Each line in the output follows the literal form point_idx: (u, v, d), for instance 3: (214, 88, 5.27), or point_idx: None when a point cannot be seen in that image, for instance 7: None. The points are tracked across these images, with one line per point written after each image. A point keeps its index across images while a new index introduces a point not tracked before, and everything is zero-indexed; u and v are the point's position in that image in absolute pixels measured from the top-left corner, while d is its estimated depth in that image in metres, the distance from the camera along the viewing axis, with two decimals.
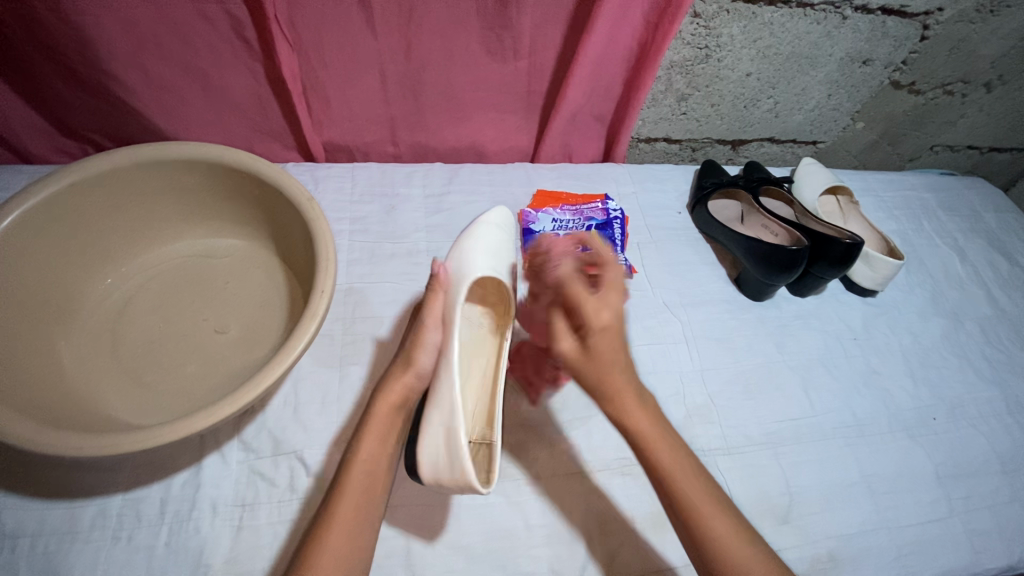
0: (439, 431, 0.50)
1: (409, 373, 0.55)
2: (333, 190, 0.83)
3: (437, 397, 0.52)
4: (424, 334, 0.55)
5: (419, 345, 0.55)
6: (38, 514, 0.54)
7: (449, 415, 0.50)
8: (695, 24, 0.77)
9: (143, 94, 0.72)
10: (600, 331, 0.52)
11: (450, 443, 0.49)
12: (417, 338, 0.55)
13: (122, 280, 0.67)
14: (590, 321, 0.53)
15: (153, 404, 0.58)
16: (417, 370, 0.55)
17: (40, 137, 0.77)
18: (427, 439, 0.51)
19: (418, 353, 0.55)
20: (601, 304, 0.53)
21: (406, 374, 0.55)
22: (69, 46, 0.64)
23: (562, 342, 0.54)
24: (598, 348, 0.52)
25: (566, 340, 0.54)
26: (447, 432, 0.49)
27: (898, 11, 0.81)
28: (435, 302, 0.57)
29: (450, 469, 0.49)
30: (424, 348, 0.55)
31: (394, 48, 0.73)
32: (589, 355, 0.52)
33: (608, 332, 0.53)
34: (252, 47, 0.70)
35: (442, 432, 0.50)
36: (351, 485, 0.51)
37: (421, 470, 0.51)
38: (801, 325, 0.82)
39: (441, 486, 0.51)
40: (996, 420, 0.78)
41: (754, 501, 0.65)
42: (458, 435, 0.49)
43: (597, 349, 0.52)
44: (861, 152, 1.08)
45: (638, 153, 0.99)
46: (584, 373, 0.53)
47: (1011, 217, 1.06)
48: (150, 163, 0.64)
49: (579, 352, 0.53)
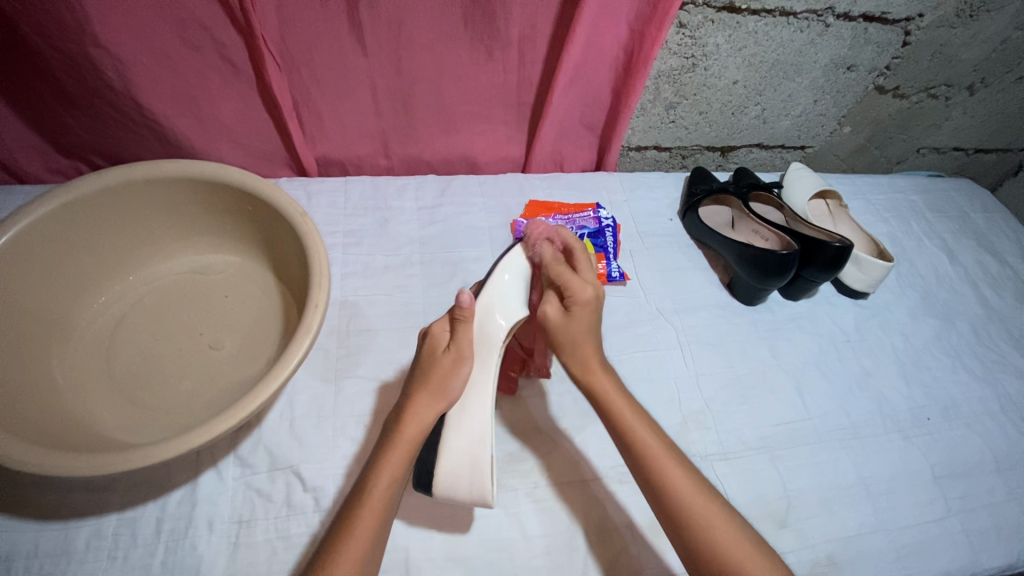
0: (464, 451, 0.53)
1: (443, 402, 0.54)
2: (326, 205, 0.83)
3: (463, 418, 0.55)
4: (461, 366, 0.55)
5: (456, 376, 0.54)
6: (33, 536, 0.54)
7: (478, 439, 0.54)
8: (681, 34, 0.78)
9: (134, 114, 0.72)
10: (585, 304, 0.56)
11: (473, 459, 0.53)
12: (452, 368, 0.54)
13: (113, 301, 0.67)
14: (576, 294, 0.56)
15: (148, 422, 0.58)
16: (450, 397, 0.54)
17: (34, 157, 0.77)
18: (448, 453, 0.54)
19: (452, 382, 0.54)
20: (584, 281, 0.57)
21: (438, 403, 0.53)
22: (59, 70, 0.65)
23: (546, 308, 0.58)
24: (580, 316, 0.56)
25: (551, 306, 0.58)
26: (472, 454, 0.53)
27: (880, 18, 0.82)
28: (467, 333, 0.56)
29: (469, 487, 0.53)
30: (459, 378, 0.55)
31: (384, 64, 0.73)
32: (570, 318, 0.56)
33: (589, 307, 0.56)
34: (240, 69, 0.71)
35: (466, 453, 0.53)
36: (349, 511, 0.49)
37: (436, 488, 0.54)
38: (793, 329, 0.83)
39: (452, 498, 0.54)
40: (990, 419, 0.78)
41: (753, 506, 0.65)
42: (480, 457, 0.53)
43: (574, 316, 0.56)
44: (849, 156, 1.09)
45: (628, 161, 1.00)
46: (561, 336, 0.56)
47: (998, 216, 1.07)
48: (143, 180, 0.65)
49: (561, 316, 0.56)
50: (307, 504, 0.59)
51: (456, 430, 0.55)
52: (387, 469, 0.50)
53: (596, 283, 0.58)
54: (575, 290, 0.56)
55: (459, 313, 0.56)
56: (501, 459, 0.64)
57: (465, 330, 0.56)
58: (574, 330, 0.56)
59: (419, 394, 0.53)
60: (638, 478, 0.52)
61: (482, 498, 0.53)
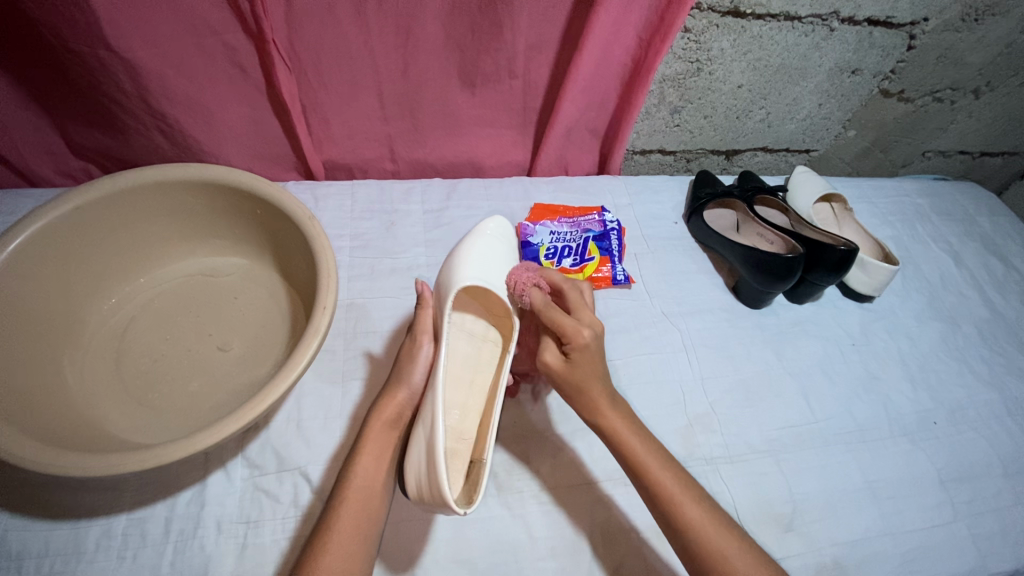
0: (422, 445, 0.50)
1: (404, 388, 0.56)
2: (333, 208, 0.84)
3: (423, 410, 0.53)
4: (417, 349, 0.58)
5: (411, 360, 0.57)
6: (43, 535, 0.55)
7: (430, 426, 0.50)
8: (686, 38, 0.78)
9: (145, 119, 0.73)
10: (585, 349, 0.55)
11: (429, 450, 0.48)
12: (409, 354, 0.58)
13: (123, 301, 0.68)
14: (573, 339, 0.55)
15: (158, 423, 0.58)
16: (411, 384, 0.56)
17: (46, 160, 0.78)
18: (414, 447, 0.51)
19: (410, 367, 0.57)
20: (580, 323, 0.56)
21: (399, 389, 0.56)
22: (73, 74, 0.66)
23: (546, 357, 0.56)
24: (581, 361, 0.55)
25: (550, 354, 0.57)
26: (426, 446, 0.49)
27: (885, 22, 0.83)
28: (424, 317, 0.59)
29: (428, 485, 0.48)
30: (417, 363, 0.57)
31: (391, 68, 0.74)
32: (572, 366, 0.55)
33: (588, 350, 0.55)
34: (250, 73, 0.72)
35: (422, 446, 0.50)
36: (354, 513, 0.49)
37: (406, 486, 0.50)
38: (799, 332, 0.83)
39: (422, 499, 0.49)
40: (997, 422, 0.78)
41: (758, 509, 0.65)
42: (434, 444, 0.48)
43: (576, 361, 0.55)
44: (854, 159, 1.09)
45: (633, 165, 1.01)
46: (567, 384, 0.55)
47: (1005, 220, 1.07)
48: (153, 184, 0.65)
49: (563, 364, 0.56)
50: (313, 505, 0.59)
51: (423, 422, 0.52)
52: (363, 464, 0.53)
53: (591, 322, 0.57)
54: (571, 335, 0.55)
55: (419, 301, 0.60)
56: (506, 461, 0.64)
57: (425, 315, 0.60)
58: (578, 377, 0.55)
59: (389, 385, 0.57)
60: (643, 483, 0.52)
61: (440, 496, 0.47)
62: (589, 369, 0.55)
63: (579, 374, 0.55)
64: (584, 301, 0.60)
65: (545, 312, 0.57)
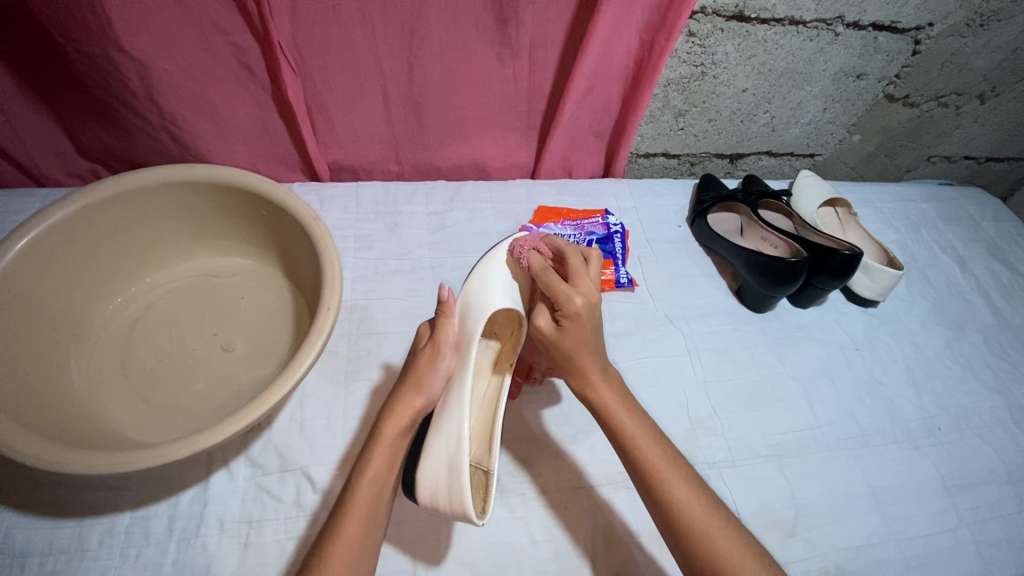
0: (443, 456, 0.51)
1: (422, 396, 0.55)
2: (338, 209, 0.84)
3: (445, 421, 0.53)
4: (438, 360, 0.57)
5: (433, 370, 0.56)
6: (47, 532, 0.55)
7: (456, 440, 0.50)
8: (690, 42, 0.78)
9: (153, 120, 0.74)
10: (576, 315, 0.54)
11: (454, 464, 0.49)
12: (429, 363, 0.57)
13: (129, 301, 0.68)
14: (565, 305, 0.55)
15: (162, 422, 0.59)
16: (429, 393, 0.56)
17: (54, 160, 0.79)
18: (430, 458, 0.51)
19: (428, 376, 0.56)
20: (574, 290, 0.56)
21: (417, 398, 0.55)
22: (83, 75, 0.67)
23: (538, 322, 0.56)
24: (573, 328, 0.54)
25: (542, 318, 0.56)
26: (450, 460, 0.50)
27: (890, 27, 0.83)
28: (447, 328, 0.58)
29: (448, 497, 0.49)
30: (436, 372, 0.56)
31: (396, 71, 0.75)
32: (563, 332, 0.55)
33: (581, 317, 0.54)
34: (256, 75, 0.72)
35: (444, 459, 0.50)
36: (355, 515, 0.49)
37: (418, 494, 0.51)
38: (802, 337, 0.83)
39: (436, 507, 0.51)
40: (1002, 429, 0.77)
41: (761, 514, 0.65)
42: (461, 461, 0.49)
43: (568, 329, 0.54)
44: (859, 164, 1.09)
45: (637, 168, 1.01)
46: (562, 353, 0.55)
47: (1010, 226, 1.06)
48: (161, 184, 0.66)
49: (554, 330, 0.55)
50: (315, 505, 0.59)
51: (442, 433, 0.52)
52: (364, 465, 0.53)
53: (587, 290, 0.56)
54: (563, 301, 0.55)
55: (440, 309, 0.59)
56: (508, 463, 0.64)
57: (445, 325, 0.59)
58: (567, 344, 0.54)
59: (403, 388, 0.56)
60: (644, 488, 0.52)
61: (463, 508, 0.49)
62: (584, 338, 0.54)
63: (575, 341, 0.54)
64: (583, 267, 0.59)
65: (542, 274, 0.58)
